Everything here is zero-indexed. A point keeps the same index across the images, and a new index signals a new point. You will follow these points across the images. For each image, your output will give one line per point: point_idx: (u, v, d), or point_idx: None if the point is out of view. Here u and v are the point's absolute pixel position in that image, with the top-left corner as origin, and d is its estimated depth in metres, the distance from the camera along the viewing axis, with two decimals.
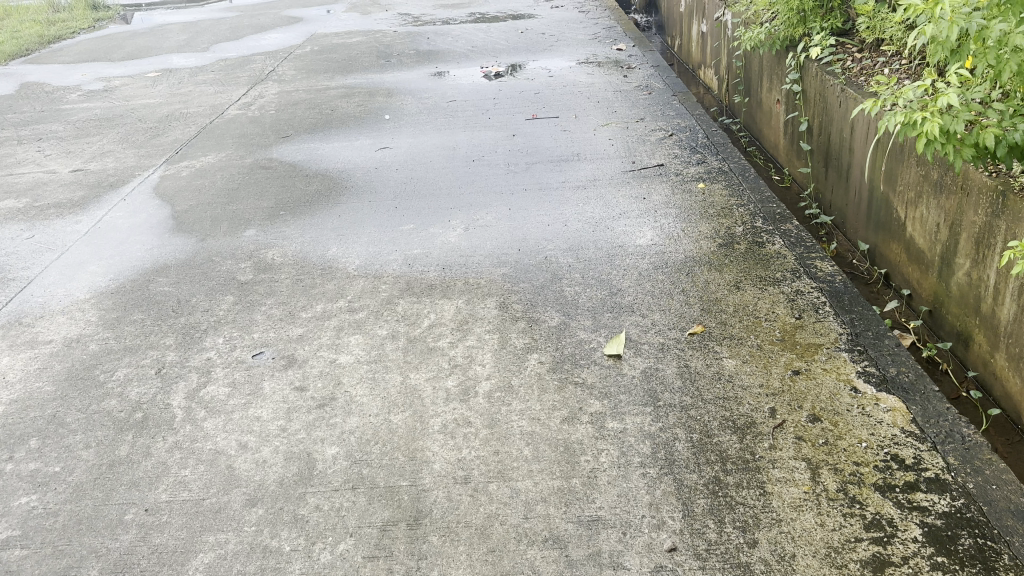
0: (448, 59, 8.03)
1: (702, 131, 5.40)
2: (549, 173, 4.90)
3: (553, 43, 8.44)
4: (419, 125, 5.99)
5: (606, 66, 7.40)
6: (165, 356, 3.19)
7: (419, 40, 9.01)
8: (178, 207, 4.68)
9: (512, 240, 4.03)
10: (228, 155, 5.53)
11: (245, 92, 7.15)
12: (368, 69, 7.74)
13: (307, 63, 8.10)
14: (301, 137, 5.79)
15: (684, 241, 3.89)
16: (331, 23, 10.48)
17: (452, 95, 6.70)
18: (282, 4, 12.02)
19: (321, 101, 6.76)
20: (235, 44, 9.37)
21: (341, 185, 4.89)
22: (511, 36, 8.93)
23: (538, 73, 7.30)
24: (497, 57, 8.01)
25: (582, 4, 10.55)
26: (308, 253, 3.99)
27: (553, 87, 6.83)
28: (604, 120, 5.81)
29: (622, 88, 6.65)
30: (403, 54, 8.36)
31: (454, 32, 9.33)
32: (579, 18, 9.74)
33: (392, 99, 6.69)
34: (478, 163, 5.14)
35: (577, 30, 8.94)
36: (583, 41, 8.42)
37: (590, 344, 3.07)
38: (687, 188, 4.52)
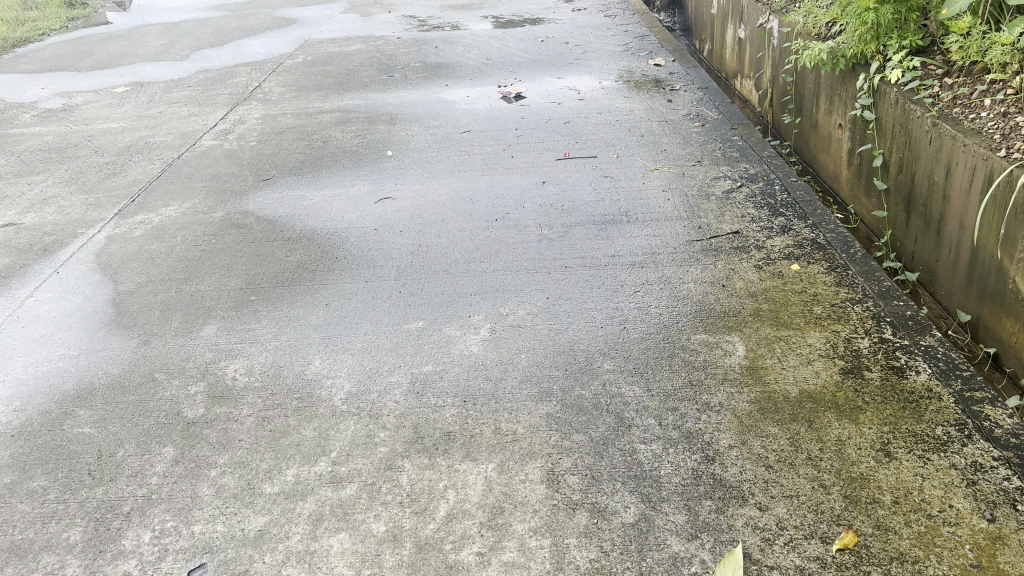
0: (460, 76, 7.00)
1: (779, 182, 4.37)
2: (593, 242, 3.89)
3: (580, 56, 7.39)
4: (428, 166, 4.99)
5: (645, 87, 6.35)
6: (63, 568, 2.18)
7: (426, 49, 7.98)
8: (123, 286, 3.69)
9: (556, 350, 3.02)
10: (194, 207, 4.53)
11: (224, 115, 6.15)
12: (368, 87, 6.72)
13: (298, 78, 7.08)
14: (284, 181, 4.79)
15: (792, 362, 2.88)
16: (327, 27, 9.44)
17: (466, 125, 5.68)
18: (275, 3, 11.01)
19: (311, 128, 5.76)
20: (218, 52, 8.37)
21: (330, 256, 3.89)
22: (531, 46, 7.88)
23: (566, 95, 6.26)
24: (516, 73, 6.98)
25: (607, 8, 9.48)
26: (282, 371, 2.98)
27: (585, 114, 5.80)
28: (652, 163, 4.79)
29: (668, 116, 5.61)
30: (407, 68, 7.33)
31: (466, 40, 8.29)
32: (606, 23, 8.68)
33: (396, 128, 5.67)
34: (501, 224, 4.12)
35: (606, 40, 7.88)
36: (614, 53, 7.37)
37: (688, 566, 2.06)
38: (778, 269, 3.51)
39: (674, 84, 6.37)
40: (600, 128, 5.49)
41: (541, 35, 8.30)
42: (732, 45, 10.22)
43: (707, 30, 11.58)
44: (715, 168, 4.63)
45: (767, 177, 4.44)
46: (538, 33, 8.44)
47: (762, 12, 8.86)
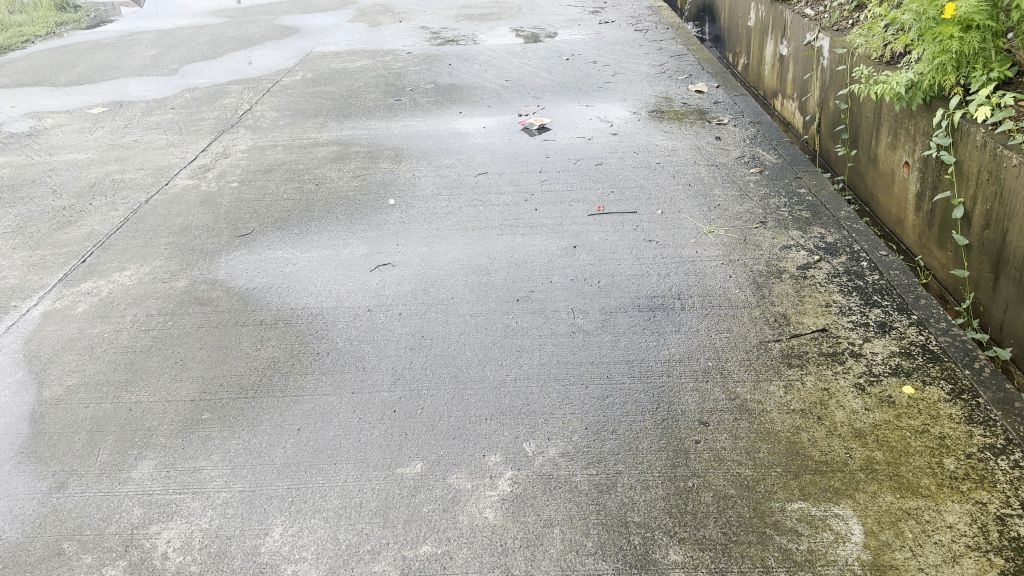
0: (475, 102, 6.22)
1: (866, 258, 3.56)
2: (641, 337, 3.09)
3: (609, 79, 6.58)
4: (436, 221, 4.21)
5: (688, 119, 5.54)
6: None
7: (438, 68, 7.20)
8: (47, 391, 2.93)
9: (604, 519, 2.22)
10: (154, 272, 3.77)
11: (206, 147, 5.40)
12: (372, 115, 5.96)
13: (293, 101, 6.32)
14: (265, 239, 4.03)
15: (932, 558, 2.08)
16: (331, 38, 8.68)
17: (481, 167, 4.89)
18: (278, 11, 10.30)
19: (303, 166, 5.01)
20: (210, 66, 7.64)
21: (309, 348, 3.11)
22: (555, 66, 7.09)
23: (598, 129, 5.46)
24: (539, 99, 6.19)
25: (637, 22, 8.66)
26: (229, 545, 2.20)
27: (620, 154, 5.00)
28: (706, 223, 3.98)
29: (718, 158, 4.80)
30: (416, 90, 6.56)
31: (483, 57, 7.51)
32: (637, 39, 7.87)
33: (400, 169, 4.90)
34: (524, 305, 3.33)
35: (639, 60, 7.07)
36: (649, 77, 6.56)
37: None
38: (886, 393, 2.72)
39: (721, 116, 5.55)
40: (639, 173, 4.68)
41: (566, 53, 7.49)
42: (773, 62, 9.38)
43: (742, 43, 10.72)
44: (783, 233, 3.82)
45: (849, 250, 3.64)
46: (563, 50, 7.63)
47: (812, 29, 8.02)
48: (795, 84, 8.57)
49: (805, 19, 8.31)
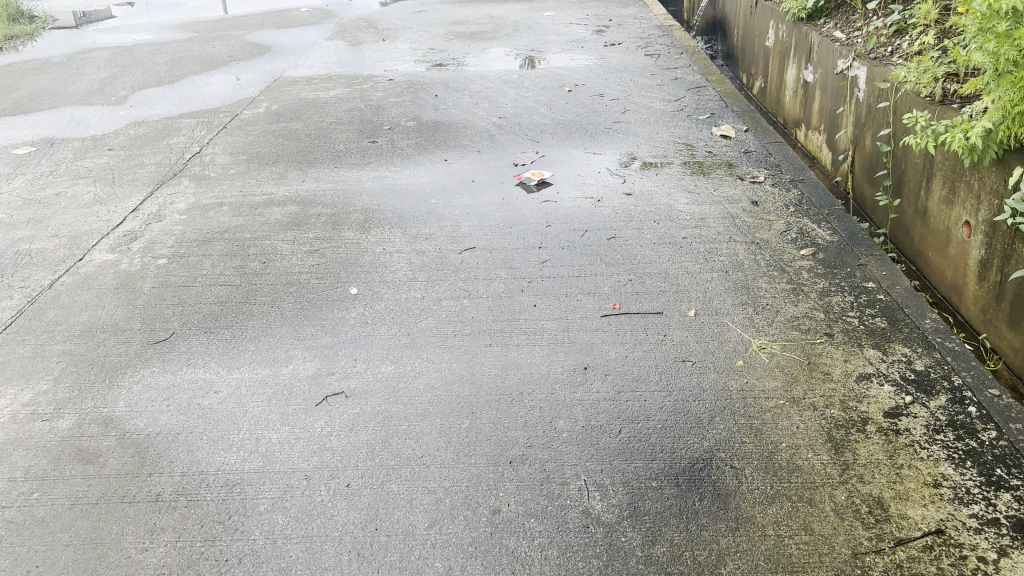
0: (463, 146, 5.35)
1: (972, 400, 2.69)
2: (683, 534, 2.20)
3: (619, 118, 5.70)
4: (407, 320, 3.32)
5: (715, 174, 4.66)
6: None
7: (423, 101, 6.32)
8: None
9: None
10: (33, 403, 2.87)
11: (139, 204, 4.52)
12: (341, 163, 5.08)
13: (251, 143, 5.44)
14: (185, 349, 3.15)
15: None
16: (305, 59, 7.79)
17: (467, 239, 4.01)
18: (251, 26, 9.43)
19: (250, 233, 4.13)
20: (164, 94, 6.76)
21: (215, 549, 2.21)
22: (556, 100, 6.21)
23: (608, 185, 4.58)
24: (538, 144, 5.31)
25: (647, 45, 7.79)
26: None
27: (636, 222, 4.12)
28: (753, 333, 3.11)
29: (757, 231, 3.93)
30: (395, 130, 5.69)
31: (474, 88, 6.63)
32: (649, 66, 7.01)
33: (368, 240, 4.02)
34: (518, 470, 2.44)
35: (651, 95, 6.19)
36: (665, 116, 5.68)
37: None
38: None
39: (755, 171, 4.68)
40: (661, 251, 3.80)
41: (569, 84, 6.61)
42: (796, 88, 8.53)
43: (758, 65, 9.87)
44: (856, 354, 2.97)
45: (948, 386, 2.77)
46: (565, 80, 6.76)
47: (845, 56, 7.16)
48: (822, 116, 7.72)
49: (835, 44, 7.46)
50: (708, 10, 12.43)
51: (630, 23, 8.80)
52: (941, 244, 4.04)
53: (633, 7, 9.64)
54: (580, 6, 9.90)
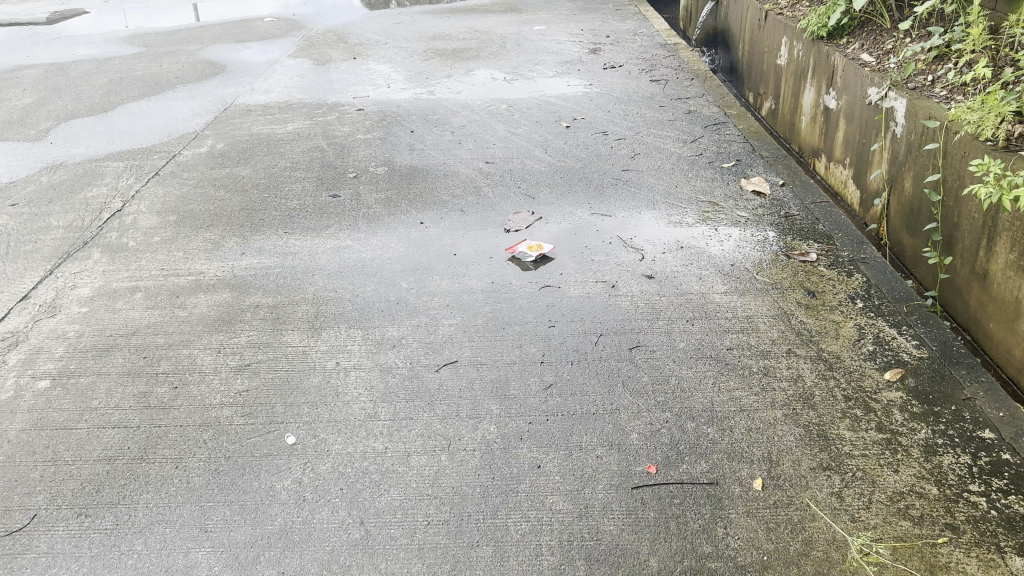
0: (443, 203, 4.44)
1: None
2: None
3: (628, 166, 4.83)
4: (361, 488, 2.40)
5: (755, 247, 3.79)
6: None
7: (396, 138, 5.41)
8: None
9: None
10: None
11: (31, 291, 3.58)
12: (292, 225, 4.16)
13: (185, 197, 4.52)
14: (44, 551, 2.24)
15: None
16: (263, 82, 6.84)
17: (445, 346, 3.10)
18: (206, 38, 8.45)
19: (164, 338, 3.21)
20: (92, 126, 5.80)
21: None
22: (552, 141, 5.32)
23: (623, 263, 3.69)
24: (533, 201, 4.42)
25: (651, 68, 6.90)
26: None
27: (664, 319, 3.22)
28: (848, 526, 2.22)
29: (820, 341, 3.06)
30: (361, 179, 4.77)
31: (457, 123, 5.73)
32: (656, 97, 6.13)
33: (316, 348, 3.11)
34: None
35: (663, 135, 5.32)
36: (682, 165, 4.81)
37: None
38: None
39: (802, 243, 3.81)
40: (701, 368, 2.91)
41: (567, 119, 5.73)
42: (814, 114, 7.66)
43: (768, 83, 9.00)
44: (997, 569, 2.07)
45: None
46: (562, 113, 5.87)
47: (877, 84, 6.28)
48: (847, 149, 6.85)
49: (865, 69, 6.58)
50: (708, 19, 11.56)
51: (630, 40, 7.91)
52: (1006, 318, 3.08)
53: (632, 21, 8.74)
54: (572, 19, 9.00)
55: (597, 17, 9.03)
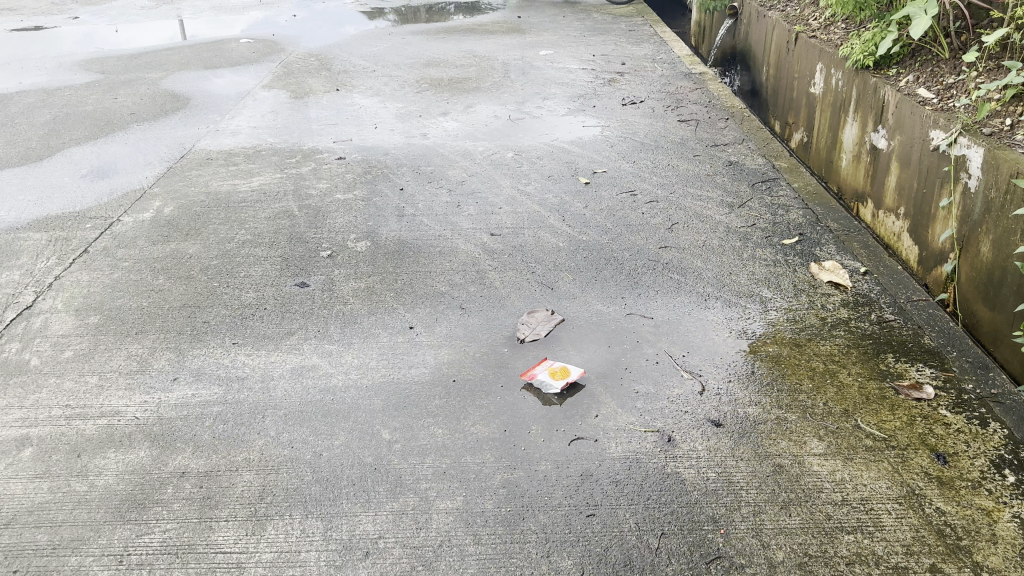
0: (437, 294, 3.54)
1: None
2: None
3: (666, 243, 3.93)
4: None
5: (849, 373, 2.90)
6: None
7: (382, 200, 4.52)
8: None
9: None
10: None
11: None
12: (245, 330, 3.26)
13: (114, 288, 3.63)
14: None
15: None
16: (231, 120, 5.94)
17: (441, 552, 2.18)
18: (172, 64, 7.56)
19: (46, 533, 2.30)
20: (19, 180, 4.90)
21: None
22: (569, 204, 4.43)
23: (676, 397, 2.78)
24: (551, 293, 3.51)
25: (677, 105, 6.02)
26: None
27: (746, 502, 2.32)
28: None
29: (974, 550, 2.16)
30: (337, 258, 3.87)
31: (455, 179, 4.83)
32: (687, 143, 5.25)
33: (258, 554, 2.19)
34: None
35: (704, 197, 4.43)
36: (732, 241, 3.92)
37: None
38: None
39: (910, 368, 2.92)
40: None
41: (585, 173, 4.84)
42: (859, 154, 6.71)
43: (801, 114, 8.08)
44: None
45: None
46: (579, 165, 4.98)
47: None
48: None
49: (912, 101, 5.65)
50: (725, 39, 10.69)
51: (650, 69, 7.04)
52: None
53: (648, 46, 7.87)
54: (581, 44, 8.13)
55: (609, 42, 8.16)
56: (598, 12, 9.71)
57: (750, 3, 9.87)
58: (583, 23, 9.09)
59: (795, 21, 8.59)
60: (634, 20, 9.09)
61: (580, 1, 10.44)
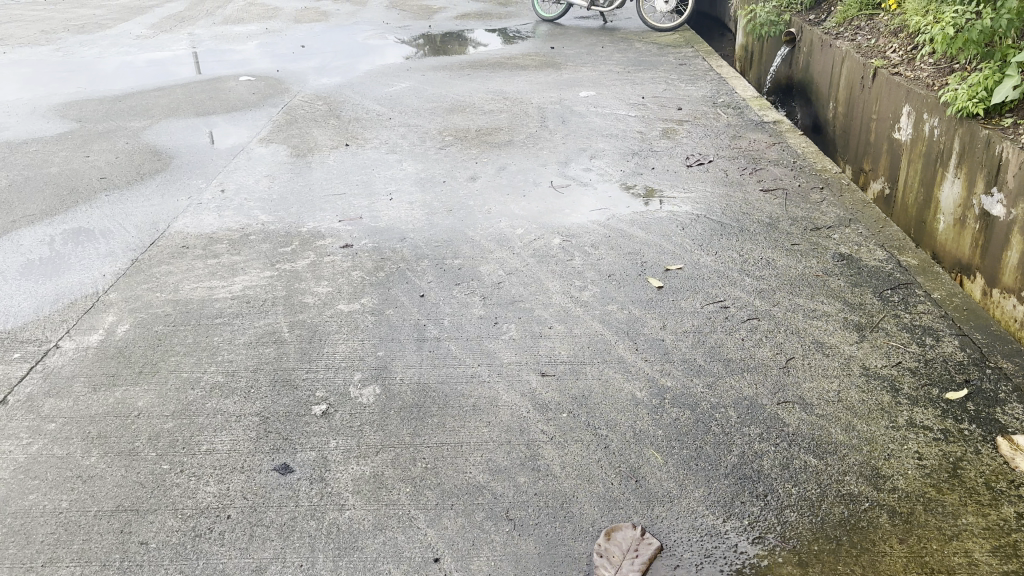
0: (474, 484, 2.50)
1: None
2: None
3: (785, 394, 2.88)
4: None
5: None
6: None
7: (397, 314, 3.51)
8: None
9: None
10: None
11: None
12: (197, 564, 2.24)
13: (27, 472, 2.63)
14: None
15: None
16: (218, 188, 4.97)
17: None
18: (160, 111, 6.62)
19: None
20: None
21: None
22: (641, 320, 3.39)
23: None
24: (637, 486, 2.46)
25: (755, 167, 4.99)
26: None
27: None
28: None
29: None
30: (334, 415, 2.84)
31: (490, 278, 3.82)
32: (779, 226, 4.20)
33: None
34: None
35: (819, 314, 3.38)
36: (876, 395, 2.86)
37: None
38: None
39: None
40: None
41: (655, 270, 3.80)
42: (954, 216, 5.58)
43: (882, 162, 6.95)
44: None
45: None
46: (646, 256, 3.95)
47: None
48: None
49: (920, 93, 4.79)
50: (780, 69, 9.63)
51: (714, 117, 6.02)
52: None
53: (705, 86, 6.83)
54: (627, 83, 7.11)
55: (658, 79, 7.15)
56: (640, 42, 8.71)
57: (812, 30, 8.83)
58: (625, 57, 8.08)
59: (870, 53, 7.54)
60: (684, 51, 8.07)
61: (618, 29, 9.43)
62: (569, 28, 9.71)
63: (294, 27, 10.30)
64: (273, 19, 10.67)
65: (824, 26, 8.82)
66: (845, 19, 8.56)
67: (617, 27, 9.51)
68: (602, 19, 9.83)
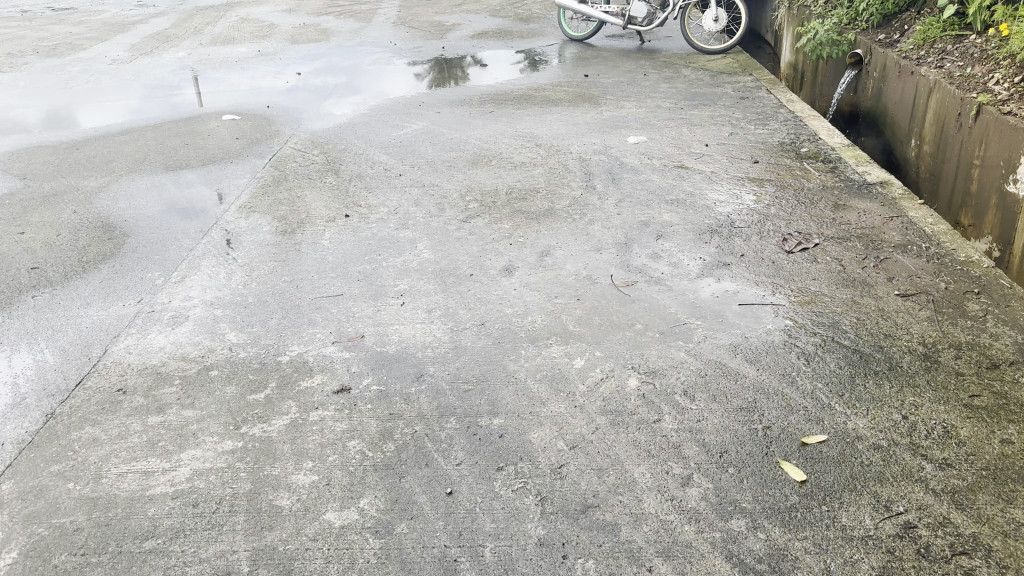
0: None
1: None
2: None
3: None
4: None
5: None
6: None
7: (413, 530, 2.35)
8: None
9: None
10: None
11: None
12: None
13: None
14: None
15: None
16: (179, 288, 3.84)
17: None
18: (124, 167, 5.51)
19: None
20: None
21: None
22: (788, 554, 2.22)
23: None
24: None
25: (878, 257, 3.84)
26: None
27: None
28: None
29: None
30: None
31: (546, 452, 2.65)
32: (940, 363, 3.04)
33: None
34: None
35: None
36: None
37: None
38: None
39: None
40: None
41: (786, 445, 2.63)
42: None
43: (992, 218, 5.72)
44: None
45: None
46: (766, 416, 2.78)
47: None
48: None
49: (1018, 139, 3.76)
50: (842, 94, 8.47)
51: (801, 177, 4.86)
52: None
53: (780, 129, 5.67)
54: (682, 124, 5.96)
55: (720, 119, 5.99)
56: (687, 67, 7.54)
57: (885, 53, 7.65)
58: (673, 88, 6.92)
59: (968, 85, 6.35)
60: (742, 81, 6.90)
61: (659, 51, 8.27)
62: (602, 48, 8.56)
63: (290, 48, 9.17)
64: (267, 40, 9.55)
65: (900, 48, 7.63)
66: (926, 40, 7.36)
67: (657, 47, 8.34)
68: (638, 39, 8.67)
